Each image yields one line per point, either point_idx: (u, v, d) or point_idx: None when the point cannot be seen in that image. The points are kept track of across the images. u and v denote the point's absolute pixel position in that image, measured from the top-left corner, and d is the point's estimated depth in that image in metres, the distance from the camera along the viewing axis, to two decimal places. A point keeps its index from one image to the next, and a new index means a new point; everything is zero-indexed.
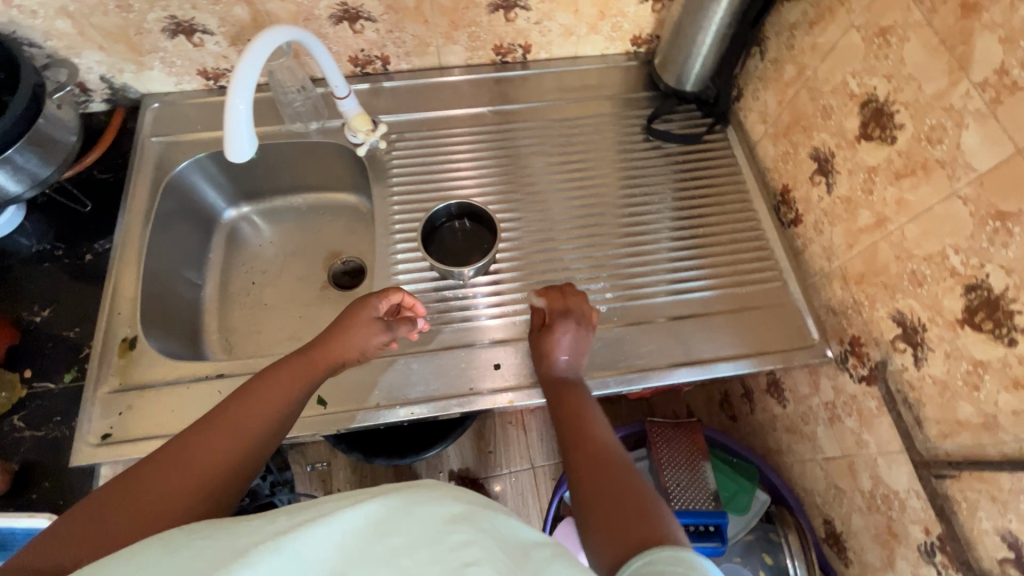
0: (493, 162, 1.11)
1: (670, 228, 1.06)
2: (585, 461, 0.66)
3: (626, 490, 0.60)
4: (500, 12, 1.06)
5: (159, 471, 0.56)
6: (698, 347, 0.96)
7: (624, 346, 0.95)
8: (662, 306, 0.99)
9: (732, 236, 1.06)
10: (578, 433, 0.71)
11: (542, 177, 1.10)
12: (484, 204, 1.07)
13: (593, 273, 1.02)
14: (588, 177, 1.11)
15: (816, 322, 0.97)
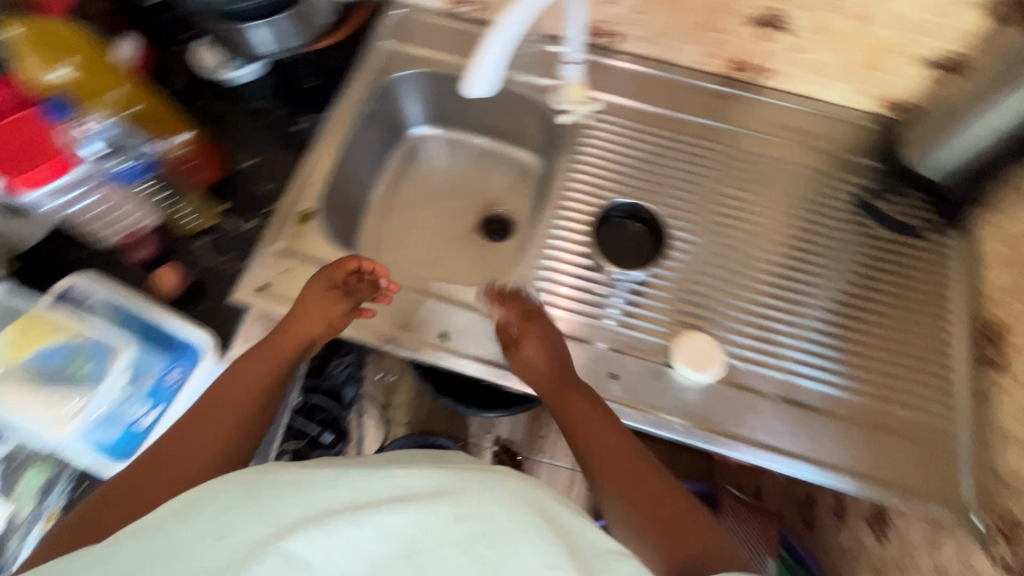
0: (680, 175, 1.06)
1: (840, 313, 0.96)
2: (631, 507, 0.69)
3: (701, 535, 0.66)
4: (757, 27, 0.96)
5: (146, 474, 0.66)
6: (824, 445, 0.87)
7: (744, 412, 0.88)
8: (801, 387, 0.91)
9: (908, 349, 0.93)
10: (625, 475, 0.72)
11: (724, 207, 1.04)
12: (656, 211, 1.04)
13: (740, 325, 0.95)
14: (773, 227, 1.02)
15: (976, 483, 0.85)
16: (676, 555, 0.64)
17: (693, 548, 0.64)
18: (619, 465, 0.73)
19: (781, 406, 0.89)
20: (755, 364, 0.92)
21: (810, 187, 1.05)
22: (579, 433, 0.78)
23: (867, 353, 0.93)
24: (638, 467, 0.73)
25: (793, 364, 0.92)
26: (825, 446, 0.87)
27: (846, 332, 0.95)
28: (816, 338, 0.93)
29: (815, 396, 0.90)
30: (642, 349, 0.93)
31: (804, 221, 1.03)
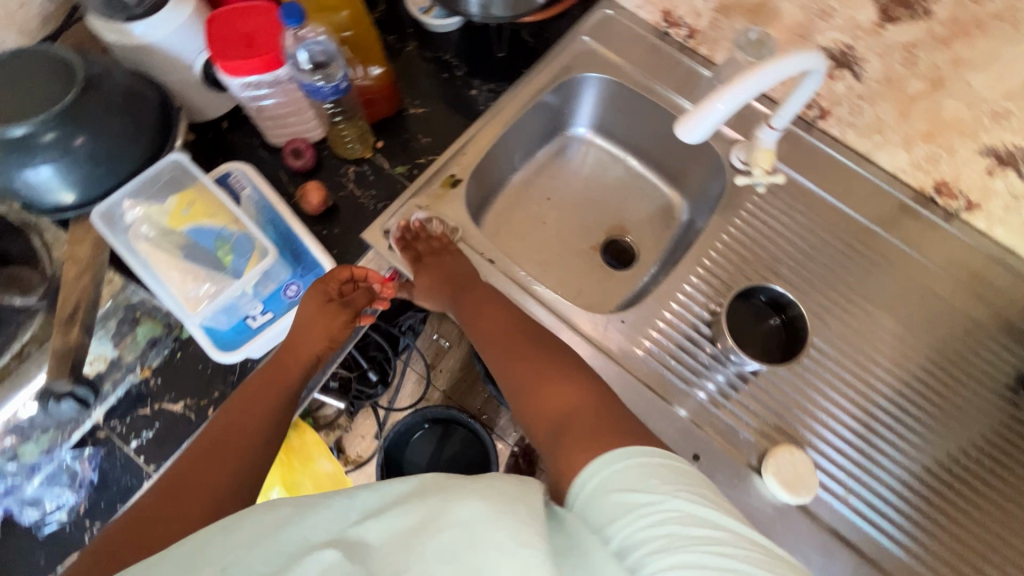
0: (758, 209, 0.80)
1: (920, 453, 0.70)
2: (543, 366, 0.59)
3: (575, 388, 0.55)
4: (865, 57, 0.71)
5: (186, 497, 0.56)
6: None
7: (797, 546, 0.66)
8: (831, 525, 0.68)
9: (1005, 519, 0.68)
10: (499, 324, 0.66)
11: (802, 264, 0.78)
12: (712, 242, 0.79)
13: (767, 425, 0.71)
14: (860, 310, 0.77)
15: None
16: (539, 415, 0.55)
17: (557, 398, 0.55)
18: (498, 321, 0.66)
19: (833, 551, 0.66)
20: (825, 494, 0.68)
21: (950, 284, 0.77)
22: (462, 293, 0.70)
23: (951, 529, 0.67)
24: (536, 335, 0.64)
25: (869, 512, 0.68)
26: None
27: (916, 471, 0.70)
28: (898, 488, 0.69)
29: (885, 554, 0.66)
30: (725, 439, 0.70)
31: (941, 330, 0.76)
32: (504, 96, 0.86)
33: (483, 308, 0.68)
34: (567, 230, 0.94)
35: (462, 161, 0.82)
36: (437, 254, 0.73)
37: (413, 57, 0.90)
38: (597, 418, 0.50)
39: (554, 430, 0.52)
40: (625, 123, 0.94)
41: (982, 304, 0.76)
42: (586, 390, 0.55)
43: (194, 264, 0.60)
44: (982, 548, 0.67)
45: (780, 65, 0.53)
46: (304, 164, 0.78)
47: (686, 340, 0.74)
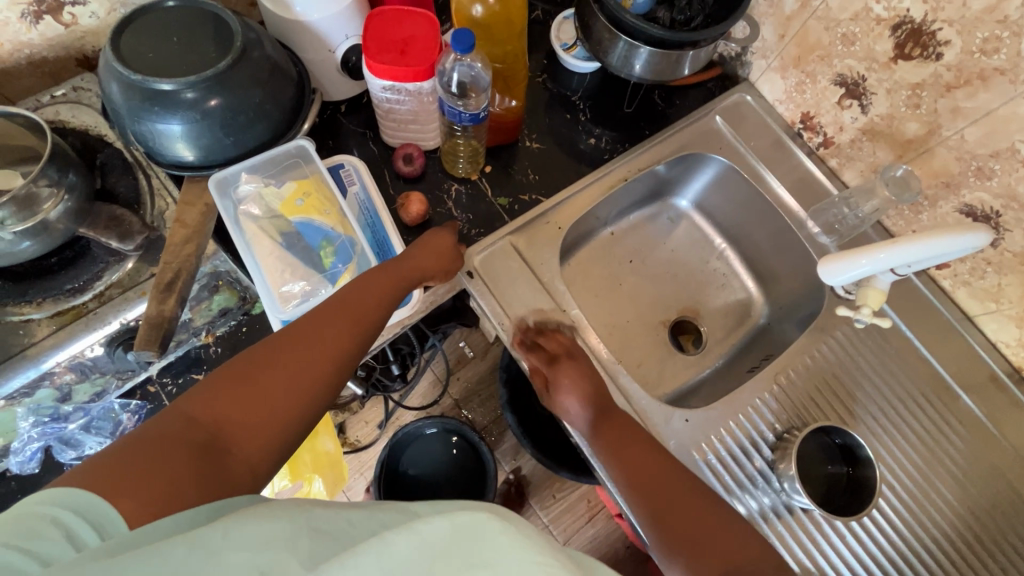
0: (842, 341, 0.77)
1: None
2: (693, 511, 0.59)
3: (731, 534, 0.58)
4: (1010, 232, 0.67)
5: (288, 355, 0.53)
6: None
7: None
8: None
9: None
10: (640, 461, 0.63)
11: (871, 405, 0.75)
12: (783, 367, 0.76)
13: (801, 555, 0.67)
14: (921, 467, 0.73)
15: None
16: (709, 558, 0.56)
17: (722, 552, 0.56)
18: (645, 463, 0.63)
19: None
20: None
21: (1020, 469, 0.74)
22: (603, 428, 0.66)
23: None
24: (671, 470, 0.62)
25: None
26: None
27: None
28: None
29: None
30: None
31: (1004, 516, 0.72)
32: (620, 157, 0.85)
33: (582, 379, 0.69)
34: (641, 297, 0.92)
35: (563, 212, 0.79)
36: (569, 354, 0.70)
37: (541, 90, 0.88)
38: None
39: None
40: (729, 209, 0.91)
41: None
42: (734, 535, 0.58)
43: (295, 257, 0.60)
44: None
45: (941, 242, 0.52)
46: (412, 171, 0.77)
47: (741, 453, 0.71)
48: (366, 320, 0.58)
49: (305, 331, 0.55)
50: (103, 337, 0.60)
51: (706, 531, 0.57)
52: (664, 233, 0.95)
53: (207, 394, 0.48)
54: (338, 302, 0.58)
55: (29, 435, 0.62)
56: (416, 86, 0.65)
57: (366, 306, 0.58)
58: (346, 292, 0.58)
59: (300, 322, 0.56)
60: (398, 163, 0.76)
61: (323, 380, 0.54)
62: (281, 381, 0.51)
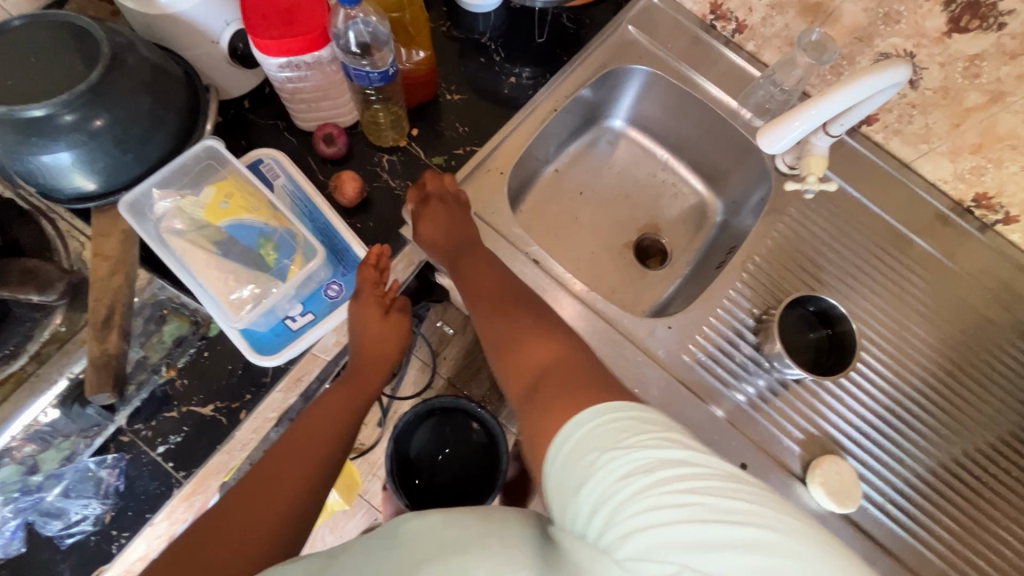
0: (797, 216, 0.79)
1: (938, 450, 0.71)
2: (519, 323, 0.59)
3: (547, 344, 0.55)
4: (925, 71, 0.69)
5: (245, 501, 0.48)
6: None
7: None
8: (864, 515, 0.68)
9: (1015, 511, 0.70)
10: (484, 287, 0.65)
11: (836, 268, 0.78)
12: (751, 255, 0.77)
13: (800, 420, 0.70)
14: (892, 315, 0.77)
15: None
16: (521, 370, 0.54)
17: (536, 356, 0.55)
18: (483, 283, 0.66)
19: (875, 561, 0.66)
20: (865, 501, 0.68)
21: (980, 293, 0.78)
22: (465, 256, 0.68)
23: (989, 541, 0.68)
24: (517, 292, 0.64)
25: (905, 521, 0.68)
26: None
27: (933, 470, 0.70)
28: (916, 487, 0.70)
29: (922, 563, 0.67)
30: (765, 441, 0.69)
31: (975, 339, 0.77)
32: (544, 87, 0.82)
33: (453, 226, 0.69)
34: (599, 224, 0.92)
35: (500, 157, 0.77)
36: (477, 242, 0.69)
37: (448, 40, 0.85)
38: (567, 375, 0.50)
39: (533, 383, 0.51)
40: (663, 118, 0.91)
41: (1008, 312, 0.78)
42: (561, 337, 0.56)
43: (235, 262, 0.56)
44: (1015, 561, 0.68)
45: (856, 87, 0.56)
46: (336, 151, 0.73)
47: (728, 343, 0.73)
48: (320, 457, 0.54)
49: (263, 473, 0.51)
50: (55, 398, 0.56)
51: (535, 346, 0.55)
52: (605, 157, 0.94)
53: (153, 574, 0.41)
54: (296, 438, 0.55)
55: (3, 513, 0.59)
56: (314, 55, 0.61)
57: (324, 429, 0.56)
58: (302, 426, 0.56)
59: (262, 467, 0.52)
60: (322, 150, 0.73)
61: (280, 536, 0.47)
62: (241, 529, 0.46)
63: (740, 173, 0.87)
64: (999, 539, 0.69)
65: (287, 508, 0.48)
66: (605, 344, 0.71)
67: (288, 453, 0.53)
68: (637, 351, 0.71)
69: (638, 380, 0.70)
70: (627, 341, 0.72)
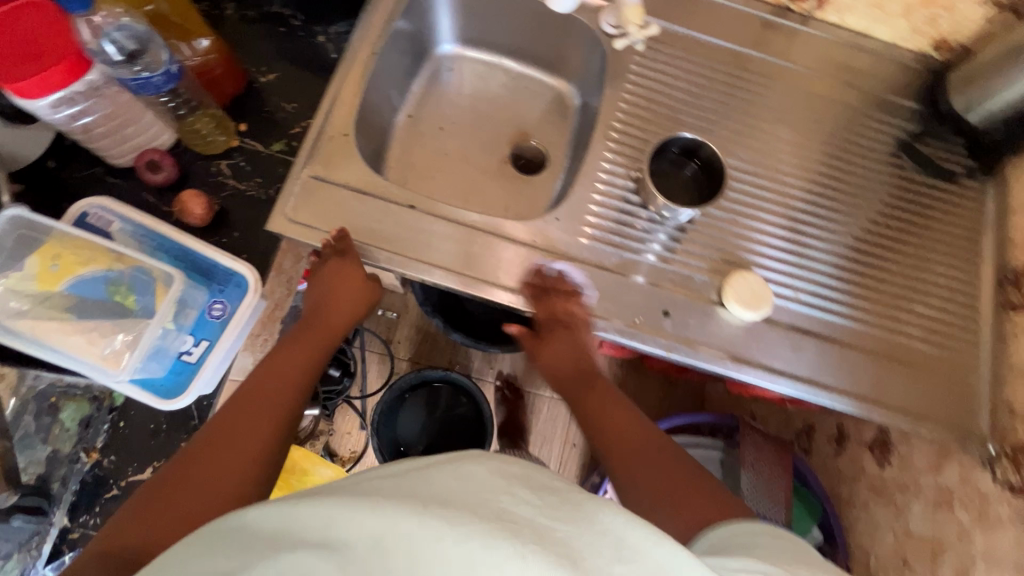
0: (641, 71, 0.81)
1: (830, 235, 0.78)
2: (666, 464, 0.61)
3: (665, 456, 0.62)
4: None
5: (210, 452, 0.54)
6: (794, 366, 0.71)
7: (775, 353, 0.72)
8: (789, 313, 0.73)
9: (907, 262, 0.77)
10: (625, 436, 0.65)
11: (693, 105, 0.80)
12: (612, 123, 0.78)
13: (704, 254, 0.74)
14: (756, 130, 0.81)
15: (986, 404, 0.72)
16: (634, 479, 0.61)
17: (703, 514, 0.55)
18: (610, 415, 0.67)
19: (803, 346, 0.72)
20: (781, 300, 0.74)
21: (822, 80, 0.83)
22: (589, 386, 0.71)
23: (890, 291, 0.76)
24: (665, 444, 0.64)
25: (820, 303, 0.74)
26: (840, 377, 0.72)
27: (831, 254, 0.77)
28: (821, 273, 0.76)
29: (842, 332, 0.74)
30: (684, 286, 0.73)
31: (827, 124, 0.82)
32: (355, 34, 0.78)
33: (571, 353, 0.72)
34: (470, 150, 0.91)
35: (338, 118, 0.74)
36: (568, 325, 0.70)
37: (242, 22, 0.79)
38: (699, 485, 0.58)
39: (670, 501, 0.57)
40: (490, 26, 0.89)
41: (850, 88, 0.83)
42: (671, 456, 0.62)
43: (95, 315, 0.60)
44: (919, 300, 0.76)
45: None
46: (167, 176, 0.69)
47: (619, 212, 0.75)
48: (280, 403, 0.62)
49: (226, 427, 0.57)
50: None
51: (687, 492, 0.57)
52: (452, 86, 0.93)
53: (134, 517, 0.49)
54: (253, 389, 0.62)
55: None
56: (82, 81, 0.55)
57: (280, 385, 0.63)
58: (259, 376, 0.63)
59: (223, 416, 0.59)
60: (152, 181, 0.68)
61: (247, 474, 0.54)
62: (209, 474, 0.53)
63: (578, 50, 0.87)
64: (901, 290, 0.76)
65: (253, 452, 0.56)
66: (508, 257, 0.72)
67: (248, 402, 0.60)
68: (540, 251, 0.73)
69: (549, 276, 0.72)
70: (528, 246, 0.73)
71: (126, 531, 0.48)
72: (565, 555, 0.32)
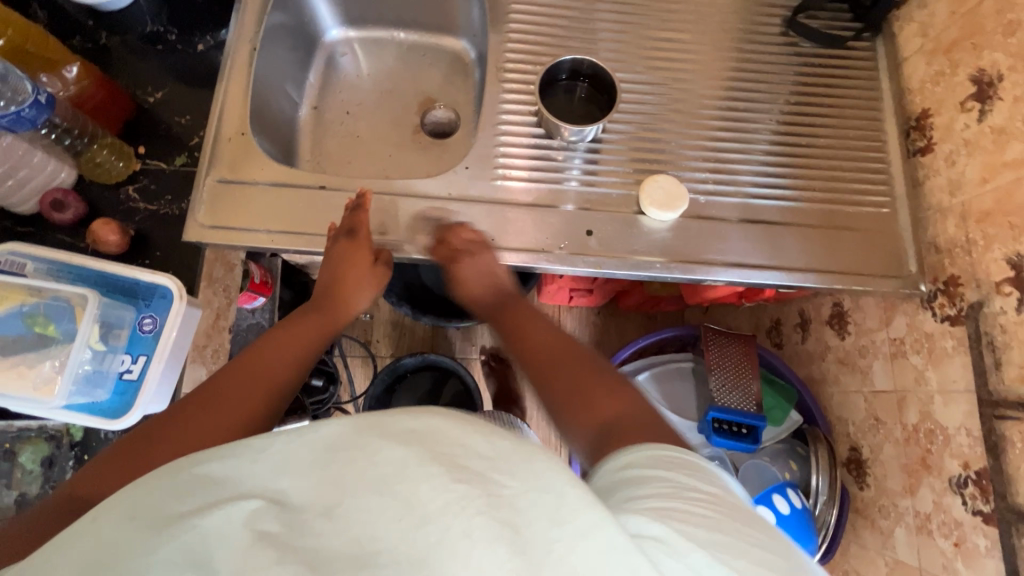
0: (522, 10, 0.81)
1: (739, 124, 0.79)
2: (589, 376, 0.58)
3: (622, 397, 0.54)
4: None
5: (206, 408, 0.52)
6: (730, 254, 0.73)
7: (708, 246, 0.73)
8: (713, 205, 0.75)
9: (820, 134, 0.79)
10: (545, 349, 0.63)
11: (578, 31, 0.81)
12: (505, 64, 0.79)
13: (619, 169, 0.76)
14: (645, 39, 0.82)
15: (917, 249, 0.74)
16: (589, 418, 0.53)
17: (602, 413, 0.53)
18: (549, 342, 0.64)
19: (733, 234, 0.74)
20: (702, 196, 0.75)
21: None
22: (506, 309, 0.73)
23: (806, 163, 0.78)
24: (588, 359, 0.60)
25: (738, 189, 0.76)
26: (775, 255, 0.74)
27: (743, 143, 0.78)
28: (735, 162, 0.77)
29: (768, 212, 0.75)
30: (606, 203, 0.74)
31: (712, 22, 0.84)
32: (231, 35, 0.78)
33: (484, 277, 0.72)
34: (382, 127, 0.92)
35: (233, 120, 0.74)
36: (477, 249, 0.69)
37: (118, 49, 0.79)
38: (637, 425, 0.50)
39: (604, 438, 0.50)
40: (369, 1, 0.89)
41: None
42: (625, 400, 0.54)
43: (18, 354, 0.55)
44: (837, 166, 0.78)
45: None
46: (73, 212, 0.68)
47: (528, 148, 0.76)
48: (279, 371, 0.60)
49: (217, 385, 0.55)
50: None
51: (602, 398, 0.55)
52: (350, 70, 0.93)
53: (118, 458, 0.48)
54: (249, 358, 0.60)
55: None
56: None
57: (277, 356, 0.61)
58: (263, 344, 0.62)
59: (221, 376, 0.57)
60: (58, 220, 0.68)
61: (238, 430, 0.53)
62: (203, 425, 0.51)
63: (460, 4, 0.87)
64: (817, 160, 0.78)
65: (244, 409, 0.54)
66: (429, 215, 0.73)
67: (246, 365, 0.59)
68: (459, 202, 0.74)
69: (472, 223, 0.73)
70: (447, 199, 0.73)
71: (100, 477, 0.47)
72: (507, 523, 0.30)
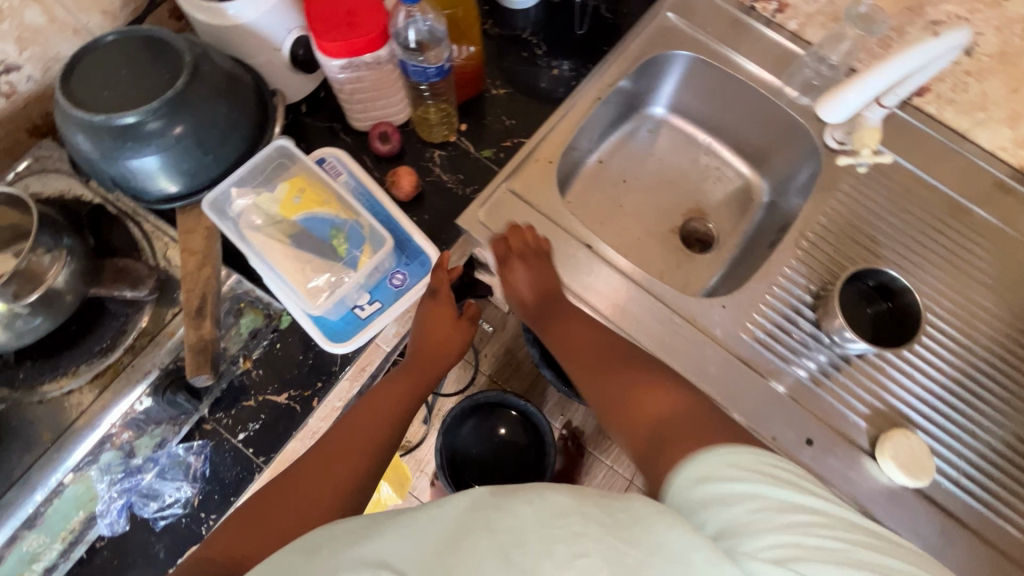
0: (850, 192, 0.78)
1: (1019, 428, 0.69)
2: (621, 375, 0.61)
3: (674, 400, 0.56)
4: None
5: (311, 480, 0.54)
6: (937, 554, 0.64)
7: (919, 533, 0.64)
8: (946, 493, 0.66)
9: None
10: (595, 357, 0.64)
11: (896, 242, 0.77)
12: (806, 232, 0.76)
13: (866, 395, 0.69)
14: (961, 286, 0.75)
15: None
16: (636, 430, 0.56)
17: (653, 408, 0.56)
18: (587, 347, 0.66)
19: (949, 533, 0.65)
20: (939, 475, 0.67)
21: None
22: (549, 320, 0.70)
23: None
24: (624, 355, 0.63)
25: (983, 495, 0.66)
26: None
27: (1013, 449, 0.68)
28: (994, 465, 0.67)
29: (1003, 538, 0.65)
30: (835, 421, 0.68)
31: None
32: (587, 78, 0.83)
33: (541, 278, 0.71)
34: (646, 211, 0.92)
35: (548, 146, 0.78)
36: (536, 253, 0.70)
37: (490, 38, 0.87)
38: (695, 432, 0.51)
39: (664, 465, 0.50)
40: (705, 103, 0.91)
41: None
42: (679, 399, 0.56)
43: (309, 251, 0.63)
44: None
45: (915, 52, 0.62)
46: (391, 148, 0.76)
47: (787, 321, 0.73)
48: (381, 438, 0.60)
49: (324, 454, 0.57)
50: (148, 387, 0.60)
51: (647, 403, 0.57)
52: (647, 146, 0.95)
53: (235, 530, 0.50)
54: (356, 420, 0.60)
55: (109, 494, 0.61)
56: (374, 54, 0.66)
57: (373, 422, 0.60)
58: (370, 401, 0.62)
59: (324, 446, 0.58)
60: (374, 147, 0.76)
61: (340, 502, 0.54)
62: (304, 503, 0.53)
63: (788, 152, 0.86)
64: None
65: (346, 484, 0.55)
66: (661, 325, 0.72)
67: (349, 434, 0.59)
68: (696, 331, 0.71)
69: (697, 357, 0.70)
70: (685, 322, 0.72)
71: (231, 541, 0.49)
72: None
